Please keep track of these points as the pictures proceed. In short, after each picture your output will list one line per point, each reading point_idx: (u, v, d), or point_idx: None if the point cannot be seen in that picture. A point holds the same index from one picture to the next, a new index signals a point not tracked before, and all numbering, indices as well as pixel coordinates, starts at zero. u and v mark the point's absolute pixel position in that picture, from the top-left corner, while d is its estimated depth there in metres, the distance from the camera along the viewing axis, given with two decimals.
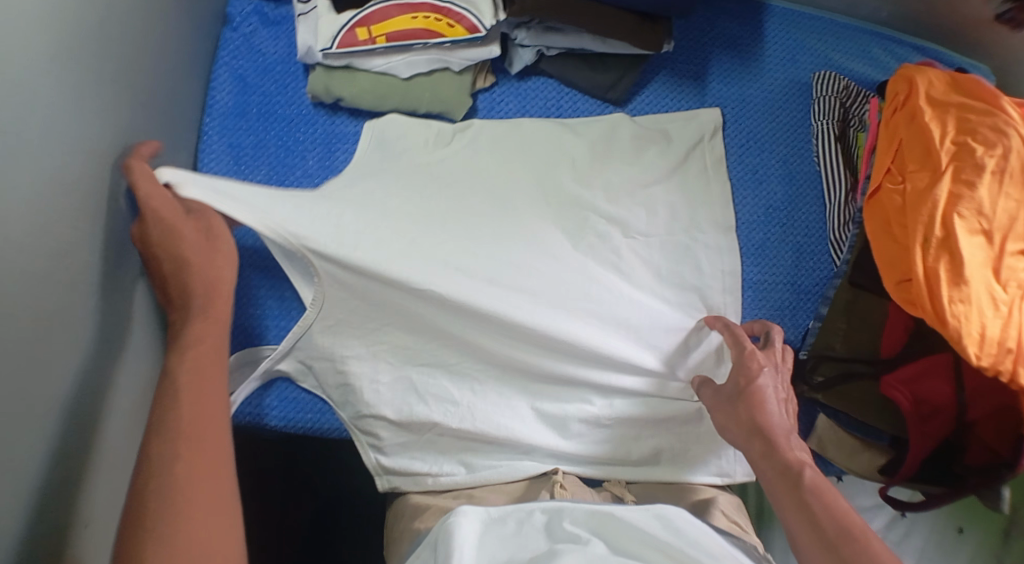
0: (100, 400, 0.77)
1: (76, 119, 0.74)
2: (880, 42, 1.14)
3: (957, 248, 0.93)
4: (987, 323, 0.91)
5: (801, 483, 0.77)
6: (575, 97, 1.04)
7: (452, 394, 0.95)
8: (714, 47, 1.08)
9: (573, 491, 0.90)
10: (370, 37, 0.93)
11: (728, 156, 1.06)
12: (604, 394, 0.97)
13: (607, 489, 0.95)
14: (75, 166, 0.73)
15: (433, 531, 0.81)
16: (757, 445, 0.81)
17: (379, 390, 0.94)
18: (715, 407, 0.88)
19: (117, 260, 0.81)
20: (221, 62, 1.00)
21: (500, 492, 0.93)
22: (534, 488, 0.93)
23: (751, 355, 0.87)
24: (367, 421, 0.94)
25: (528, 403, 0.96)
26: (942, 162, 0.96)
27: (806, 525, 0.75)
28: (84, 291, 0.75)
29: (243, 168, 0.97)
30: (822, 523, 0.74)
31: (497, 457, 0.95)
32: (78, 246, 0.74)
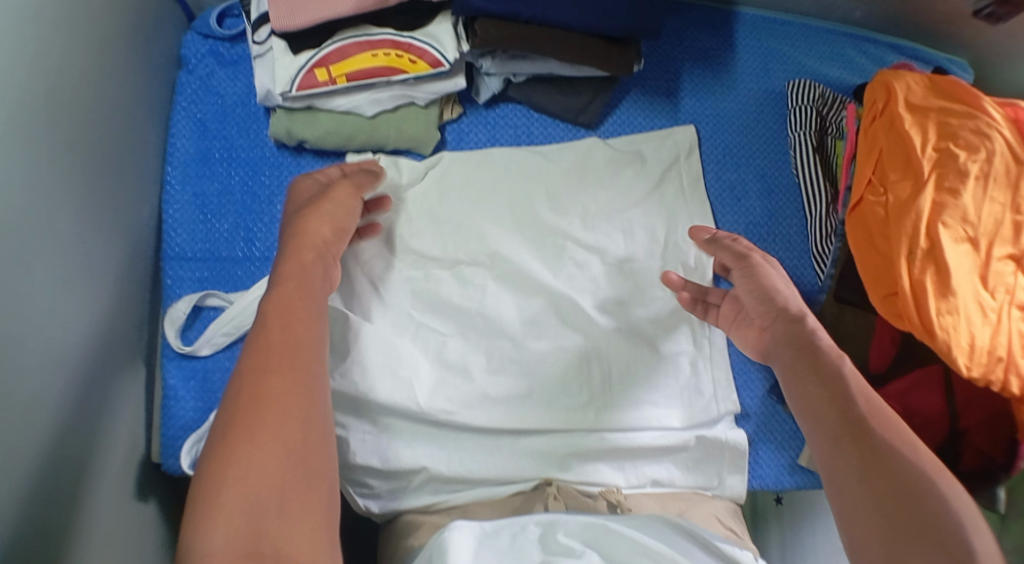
0: (65, 478, 0.76)
1: (11, 183, 0.72)
2: (855, 44, 1.11)
3: (943, 258, 0.91)
4: (976, 332, 0.89)
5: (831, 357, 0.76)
6: (545, 122, 1.01)
7: (437, 436, 0.89)
8: (684, 61, 1.05)
9: (568, 502, 0.88)
10: (330, 77, 0.90)
11: (705, 173, 1.03)
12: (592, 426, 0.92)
13: (603, 497, 0.90)
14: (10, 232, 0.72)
15: (425, 549, 0.79)
16: (783, 323, 0.81)
17: (366, 440, 0.86)
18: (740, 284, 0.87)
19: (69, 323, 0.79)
20: (178, 107, 0.98)
21: (491, 507, 0.88)
22: (528, 504, 0.89)
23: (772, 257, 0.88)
24: (355, 474, 0.86)
25: (517, 441, 0.91)
26: (924, 170, 0.94)
27: (829, 397, 0.74)
28: (36, 359, 0.73)
29: (209, 217, 0.95)
30: (849, 395, 0.73)
31: (486, 486, 0.89)
32: (24, 313, 0.73)
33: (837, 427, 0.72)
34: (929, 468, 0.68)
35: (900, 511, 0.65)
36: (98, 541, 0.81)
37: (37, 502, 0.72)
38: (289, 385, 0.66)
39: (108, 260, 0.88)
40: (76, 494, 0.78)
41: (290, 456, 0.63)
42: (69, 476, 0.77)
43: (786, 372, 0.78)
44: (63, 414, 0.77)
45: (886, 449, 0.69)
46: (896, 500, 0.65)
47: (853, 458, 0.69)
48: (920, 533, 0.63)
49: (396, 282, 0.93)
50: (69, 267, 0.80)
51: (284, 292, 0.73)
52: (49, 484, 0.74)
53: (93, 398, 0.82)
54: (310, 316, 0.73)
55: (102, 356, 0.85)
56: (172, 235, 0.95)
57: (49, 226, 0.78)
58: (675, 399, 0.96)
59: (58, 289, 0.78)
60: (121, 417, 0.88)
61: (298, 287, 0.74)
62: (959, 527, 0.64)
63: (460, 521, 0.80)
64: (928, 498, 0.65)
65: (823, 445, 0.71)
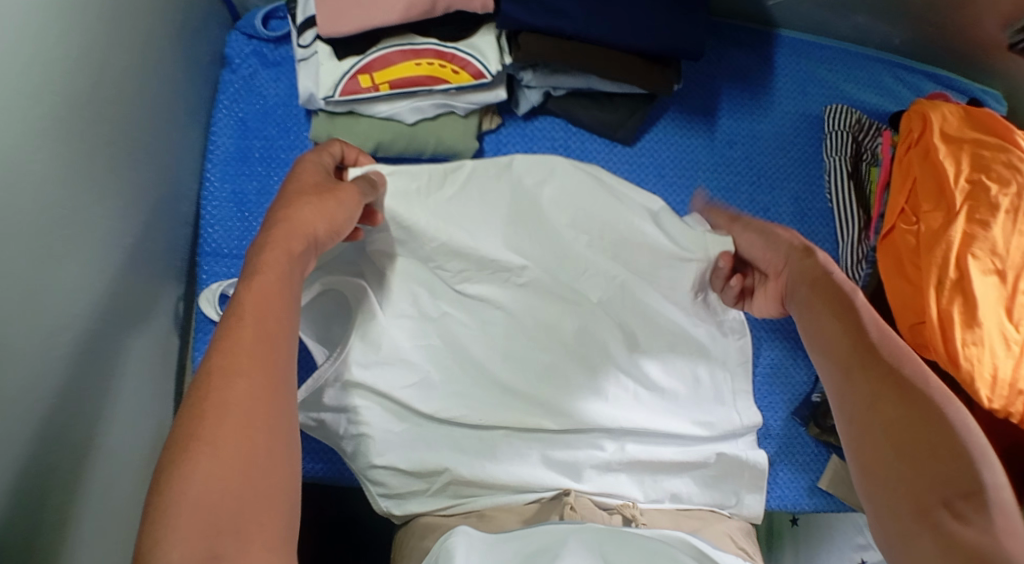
0: (85, 466, 0.79)
1: (49, 173, 0.74)
2: (892, 71, 1.11)
3: (971, 289, 0.91)
4: (1000, 364, 0.89)
5: (844, 294, 0.78)
6: (583, 137, 1.02)
7: (463, 440, 0.90)
8: (723, 82, 1.06)
9: (584, 515, 0.87)
10: (373, 84, 0.91)
11: (740, 195, 1.03)
12: (614, 438, 0.92)
13: (618, 511, 0.90)
14: (43, 223, 0.73)
15: (432, 551, 0.79)
16: (801, 264, 0.83)
17: (392, 438, 0.89)
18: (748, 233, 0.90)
19: (96, 313, 0.81)
20: (221, 105, 0.99)
21: (511, 513, 0.88)
22: (545, 512, 0.88)
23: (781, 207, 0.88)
24: (377, 472, 0.88)
25: (540, 450, 0.91)
26: (957, 201, 0.95)
27: (841, 330, 0.75)
28: (60, 348, 0.75)
29: (246, 216, 0.97)
30: (863, 327, 0.75)
31: (502, 493, 0.89)
32: (53, 302, 0.74)
33: (847, 357, 0.74)
34: (938, 394, 0.68)
35: (912, 431, 0.66)
36: (110, 522, 0.83)
37: (55, 483, 0.74)
38: (265, 387, 0.65)
39: (145, 255, 0.90)
40: (92, 478, 0.80)
41: (248, 476, 0.61)
42: (86, 461, 0.79)
43: (803, 310, 0.80)
44: (84, 407, 0.79)
45: (896, 378, 0.70)
46: (907, 420, 0.67)
47: (866, 383, 0.71)
48: (931, 452, 0.65)
49: (428, 290, 0.94)
50: (101, 258, 0.82)
51: (255, 285, 0.70)
52: (63, 469, 0.75)
53: (112, 386, 0.84)
54: (284, 311, 0.70)
55: (128, 350, 0.87)
56: (209, 232, 0.96)
57: (87, 221, 0.80)
58: (700, 414, 0.96)
59: (92, 283, 0.80)
60: (145, 411, 0.90)
61: (277, 278, 0.71)
62: (965, 447, 0.64)
63: (467, 526, 0.80)
64: (941, 420, 0.66)
65: (838, 374, 0.73)
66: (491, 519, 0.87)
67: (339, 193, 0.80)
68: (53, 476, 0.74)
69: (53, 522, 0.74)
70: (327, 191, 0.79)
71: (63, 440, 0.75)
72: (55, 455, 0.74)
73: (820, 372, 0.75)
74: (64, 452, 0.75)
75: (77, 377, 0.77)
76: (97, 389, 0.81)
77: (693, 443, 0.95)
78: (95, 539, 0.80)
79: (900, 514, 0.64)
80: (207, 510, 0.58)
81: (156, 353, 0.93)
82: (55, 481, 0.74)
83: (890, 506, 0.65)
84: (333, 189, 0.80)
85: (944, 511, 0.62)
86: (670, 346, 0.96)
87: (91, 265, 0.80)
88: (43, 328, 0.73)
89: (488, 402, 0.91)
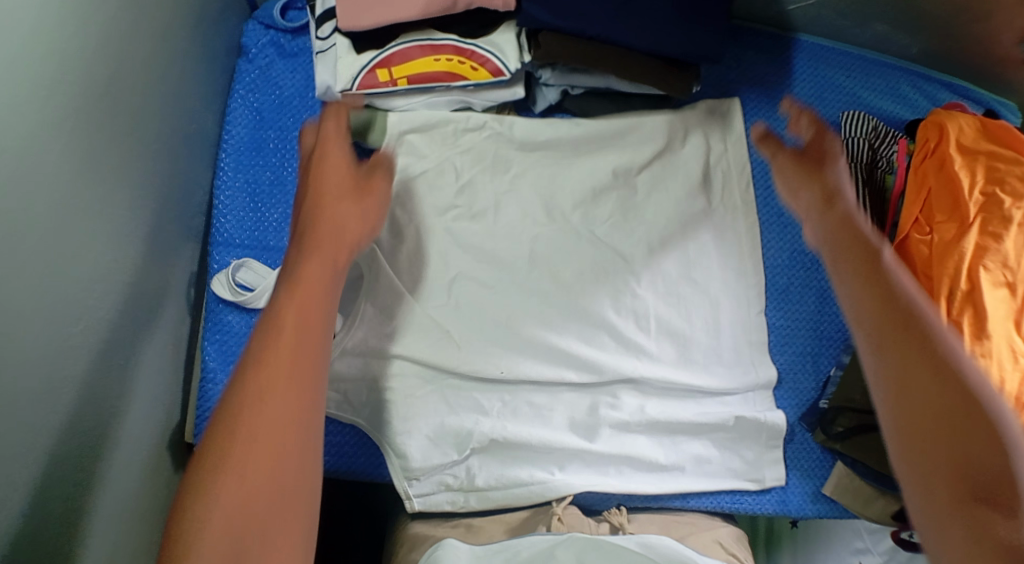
0: (107, 455, 0.79)
1: (71, 163, 0.74)
2: (908, 79, 1.10)
3: (981, 301, 0.91)
4: (1007, 377, 0.88)
5: (875, 255, 0.75)
6: (600, 134, 1.01)
7: (483, 403, 0.93)
8: (742, 85, 1.06)
9: (571, 527, 0.90)
10: (391, 78, 0.91)
11: (755, 199, 1.03)
12: (637, 398, 0.96)
13: (607, 519, 0.93)
14: (65, 214, 0.73)
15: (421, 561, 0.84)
16: (821, 218, 0.80)
17: (413, 403, 0.91)
18: (785, 167, 0.85)
19: (118, 304, 0.81)
20: (236, 94, 0.98)
21: (498, 522, 0.93)
22: (532, 522, 0.92)
23: (830, 139, 0.85)
24: (397, 445, 0.90)
25: (564, 415, 0.94)
26: (970, 213, 0.95)
27: (869, 292, 0.73)
28: (82, 338, 0.75)
29: (259, 206, 0.96)
30: (895, 293, 0.73)
31: (528, 459, 0.93)
32: (77, 292, 0.74)
33: (878, 327, 0.71)
34: (975, 383, 0.67)
35: (949, 402, 0.66)
36: (125, 511, 0.83)
37: (79, 472, 0.74)
38: (299, 394, 0.64)
39: (161, 246, 0.90)
40: (112, 467, 0.81)
41: (278, 485, 0.61)
42: (107, 450, 0.79)
43: (836, 276, 0.76)
44: (106, 399, 0.79)
45: (930, 347, 0.68)
46: (950, 392, 0.66)
47: (897, 354, 0.69)
48: (964, 418, 0.65)
49: (432, 294, 0.94)
50: (121, 249, 0.82)
51: (298, 280, 0.69)
52: (86, 460, 0.76)
53: (133, 377, 0.84)
54: (325, 310, 0.70)
55: (146, 341, 0.87)
56: (221, 222, 0.95)
57: (109, 212, 0.80)
58: (725, 373, 0.98)
59: (114, 273, 0.80)
60: (159, 402, 0.90)
61: (320, 279, 0.71)
62: (1018, 462, 0.62)
63: (455, 541, 0.86)
64: (972, 409, 0.65)
65: (872, 345, 0.71)
66: (480, 530, 0.92)
67: (373, 192, 0.79)
68: (77, 465, 0.74)
69: (74, 512, 0.74)
70: (360, 187, 0.79)
71: (86, 430, 0.75)
72: (77, 444, 0.74)
73: (854, 337, 0.74)
74: (88, 443, 0.76)
75: (100, 368, 0.78)
76: (120, 380, 0.81)
77: (684, 440, 0.97)
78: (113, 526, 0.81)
79: (951, 523, 0.61)
80: (235, 519, 0.58)
81: (171, 343, 0.92)
82: (79, 470, 0.74)
83: (961, 521, 0.61)
84: (370, 185, 0.79)
85: (986, 506, 0.61)
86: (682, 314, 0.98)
87: (111, 256, 0.80)
88: (66, 318, 0.73)
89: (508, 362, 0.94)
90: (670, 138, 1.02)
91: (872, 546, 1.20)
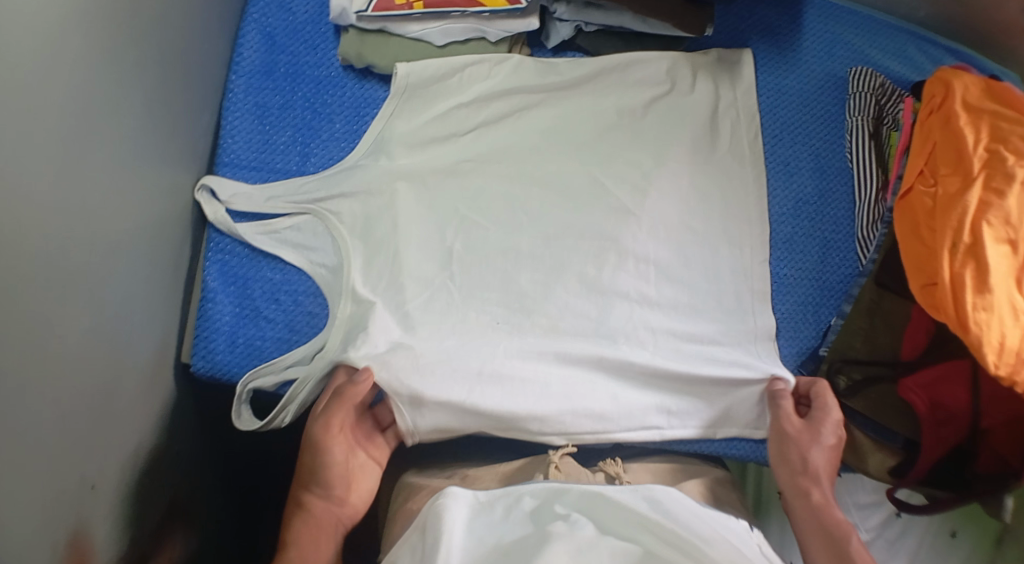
0: (94, 355, 0.78)
1: (77, 47, 0.73)
2: (917, 42, 1.12)
3: (984, 255, 0.88)
4: (1008, 333, 0.85)
5: (845, 542, 0.82)
6: (611, 73, 1.01)
7: (485, 335, 0.92)
8: (753, 35, 1.07)
9: (568, 473, 0.89)
10: (406, 2, 0.95)
11: (762, 146, 1.04)
12: (640, 346, 0.95)
13: (602, 469, 0.93)
14: (65, 97, 0.72)
15: (422, 516, 0.79)
16: (801, 501, 0.87)
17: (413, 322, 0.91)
18: (777, 458, 0.91)
19: (113, 202, 0.80)
20: (250, 18, 0.99)
21: (490, 472, 0.92)
22: (529, 470, 0.91)
23: (827, 418, 0.91)
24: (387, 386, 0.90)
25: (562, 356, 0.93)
26: (974, 168, 0.93)
27: (821, 531, 0.84)
28: (70, 228, 0.74)
29: (268, 128, 0.96)
30: (832, 530, 0.84)
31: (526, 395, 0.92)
32: (70, 179, 0.73)
33: None
34: None
35: None
36: (107, 416, 0.81)
37: (58, 363, 0.73)
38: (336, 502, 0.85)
39: (169, 159, 0.89)
40: (95, 368, 0.79)
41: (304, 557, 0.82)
42: (91, 349, 0.78)
43: (804, 512, 0.86)
44: (95, 295, 0.78)
45: None
46: None
47: None
48: None
49: (434, 228, 0.95)
50: (121, 148, 0.80)
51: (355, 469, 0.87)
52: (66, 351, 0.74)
53: (127, 280, 0.83)
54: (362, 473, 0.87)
55: (144, 248, 0.85)
56: (229, 142, 0.95)
57: (118, 111, 0.79)
58: (722, 317, 0.98)
59: (113, 170, 0.79)
60: (153, 312, 0.88)
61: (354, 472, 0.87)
62: None
63: (456, 488, 0.81)
64: None
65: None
66: (474, 481, 0.91)
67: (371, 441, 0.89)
68: (55, 355, 0.72)
69: (48, 400, 0.72)
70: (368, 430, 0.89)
71: (69, 321, 0.74)
72: (57, 332, 0.73)
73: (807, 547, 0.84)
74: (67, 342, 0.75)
75: (88, 260, 0.76)
76: (115, 285, 0.81)
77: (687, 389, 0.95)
78: (93, 427, 0.79)
79: None
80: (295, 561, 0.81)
81: (173, 260, 0.91)
82: (56, 360, 0.73)
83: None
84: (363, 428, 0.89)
85: None
86: (681, 258, 0.98)
87: (111, 151, 0.79)
88: (56, 204, 0.72)
89: (504, 295, 0.94)
90: (674, 83, 1.02)
91: (861, 522, 1.14)
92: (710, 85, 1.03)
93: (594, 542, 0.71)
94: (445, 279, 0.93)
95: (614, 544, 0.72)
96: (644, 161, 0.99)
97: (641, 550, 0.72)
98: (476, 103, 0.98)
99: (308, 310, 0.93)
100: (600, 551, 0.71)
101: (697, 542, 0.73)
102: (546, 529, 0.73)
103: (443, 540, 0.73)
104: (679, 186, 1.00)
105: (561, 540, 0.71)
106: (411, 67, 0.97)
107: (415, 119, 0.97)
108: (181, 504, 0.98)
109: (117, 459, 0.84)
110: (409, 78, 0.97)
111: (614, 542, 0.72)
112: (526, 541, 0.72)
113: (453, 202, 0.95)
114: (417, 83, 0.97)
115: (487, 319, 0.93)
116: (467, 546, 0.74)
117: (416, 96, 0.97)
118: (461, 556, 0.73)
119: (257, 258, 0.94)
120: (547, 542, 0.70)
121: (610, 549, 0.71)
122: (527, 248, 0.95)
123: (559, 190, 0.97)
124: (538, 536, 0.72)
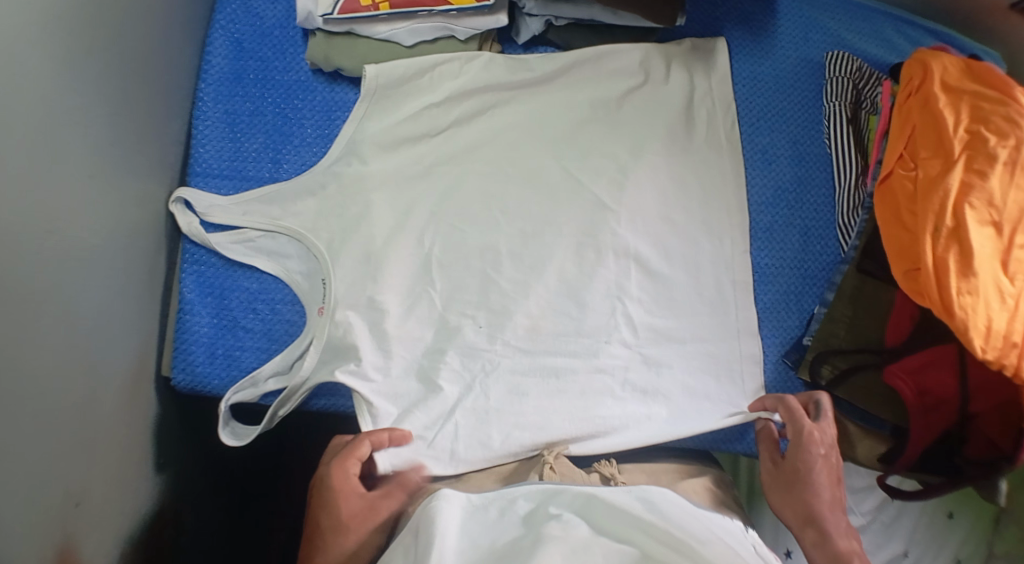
0: (70, 372, 0.78)
1: (38, 63, 0.73)
2: (894, 23, 1.10)
3: (967, 238, 0.87)
4: (994, 317, 0.84)
5: None
6: (584, 66, 1.00)
7: (468, 339, 0.92)
8: (726, 22, 1.06)
9: (563, 474, 0.85)
10: (372, 3, 0.93)
11: (740, 136, 1.03)
12: (623, 341, 0.95)
13: (597, 470, 0.90)
14: (25, 112, 0.71)
15: (414, 518, 0.78)
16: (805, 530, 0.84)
17: (389, 326, 0.91)
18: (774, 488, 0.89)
19: (83, 217, 0.79)
20: (218, 25, 0.98)
21: (489, 474, 0.89)
22: (522, 473, 0.88)
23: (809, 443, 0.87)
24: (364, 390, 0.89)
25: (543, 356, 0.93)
26: (955, 149, 0.91)
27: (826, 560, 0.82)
28: (38, 244, 0.73)
29: (239, 136, 0.96)
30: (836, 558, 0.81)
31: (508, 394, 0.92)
32: (35, 196, 0.73)
33: None
34: None
35: None
36: (87, 432, 0.81)
37: (32, 380, 0.72)
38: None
39: (140, 171, 0.88)
40: (71, 384, 0.78)
41: None
42: (67, 366, 0.77)
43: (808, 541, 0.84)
44: (68, 311, 0.77)
45: None
46: None
47: None
48: None
49: (411, 231, 0.94)
50: (89, 163, 0.80)
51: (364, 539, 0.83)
52: (41, 368, 0.73)
53: (101, 295, 0.82)
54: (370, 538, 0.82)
55: (118, 262, 0.85)
56: (200, 151, 0.95)
57: (84, 125, 0.79)
58: (703, 310, 0.97)
59: (83, 185, 0.79)
60: (130, 326, 0.88)
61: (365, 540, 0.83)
62: None
63: (449, 490, 0.79)
64: None
65: None
66: (469, 479, 0.89)
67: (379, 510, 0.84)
68: (28, 373, 0.72)
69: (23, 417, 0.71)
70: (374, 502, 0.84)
71: (41, 338, 0.73)
72: (29, 349, 0.72)
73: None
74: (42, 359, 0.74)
75: (59, 276, 0.76)
76: (89, 300, 0.80)
77: (669, 384, 0.95)
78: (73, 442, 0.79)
79: None
80: None
81: (148, 271, 0.90)
82: (30, 377, 0.72)
83: None
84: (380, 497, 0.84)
85: None
86: (662, 252, 0.97)
87: (77, 166, 0.78)
88: (22, 221, 0.71)
89: (483, 296, 0.93)
90: (648, 73, 1.01)
91: (856, 506, 1.11)
92: (685, 75, 1.02)
93: (588, 542, 0.72)
94: (425, 286, 0.93)
95: (607, 544, 0.72)
96: (620, 155, 0.98)
97: (637, 550, 0.72)
98: (447, 103, 0.97)
99: (286, 318, 0.93)
100: (594, 553, 0.71)
101: (694, 543, 0.73)
102: (539, 531, 0.73)
103: (436, 544, 0.72)
104: (658, 179, 0.99)
105: (556, 542, 0.71)
106: (379, 68, 0.95)
107: (387, 121, 0.96)
108: (169, 517, 0.97)
109: (100, 474, 0.83)
110: (379, 80, 0.96)
111: (608, 542, 0.72)
112: (520, 544, 0.72)
113: (428, 203, 0.95)
114: (387, 83, 0.96)
115: (466, 321, 0.93)
116: (461, 550, 0.73)
117: (387, 98, 0.96)
118: (455, 557, 0.72)
119: (232, 268, 0.94)
120: (541, 545, 0.71)
121: (604, 549, 0.71)
122: (505, 247, 0.95)
123: (537, 188, 0.97)
124: (531, 539, 0.72)
